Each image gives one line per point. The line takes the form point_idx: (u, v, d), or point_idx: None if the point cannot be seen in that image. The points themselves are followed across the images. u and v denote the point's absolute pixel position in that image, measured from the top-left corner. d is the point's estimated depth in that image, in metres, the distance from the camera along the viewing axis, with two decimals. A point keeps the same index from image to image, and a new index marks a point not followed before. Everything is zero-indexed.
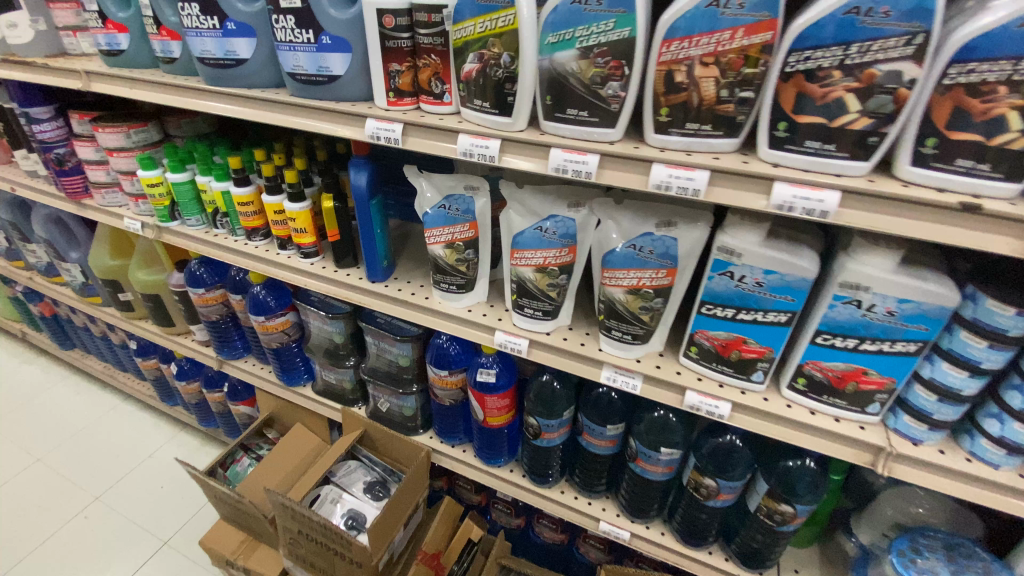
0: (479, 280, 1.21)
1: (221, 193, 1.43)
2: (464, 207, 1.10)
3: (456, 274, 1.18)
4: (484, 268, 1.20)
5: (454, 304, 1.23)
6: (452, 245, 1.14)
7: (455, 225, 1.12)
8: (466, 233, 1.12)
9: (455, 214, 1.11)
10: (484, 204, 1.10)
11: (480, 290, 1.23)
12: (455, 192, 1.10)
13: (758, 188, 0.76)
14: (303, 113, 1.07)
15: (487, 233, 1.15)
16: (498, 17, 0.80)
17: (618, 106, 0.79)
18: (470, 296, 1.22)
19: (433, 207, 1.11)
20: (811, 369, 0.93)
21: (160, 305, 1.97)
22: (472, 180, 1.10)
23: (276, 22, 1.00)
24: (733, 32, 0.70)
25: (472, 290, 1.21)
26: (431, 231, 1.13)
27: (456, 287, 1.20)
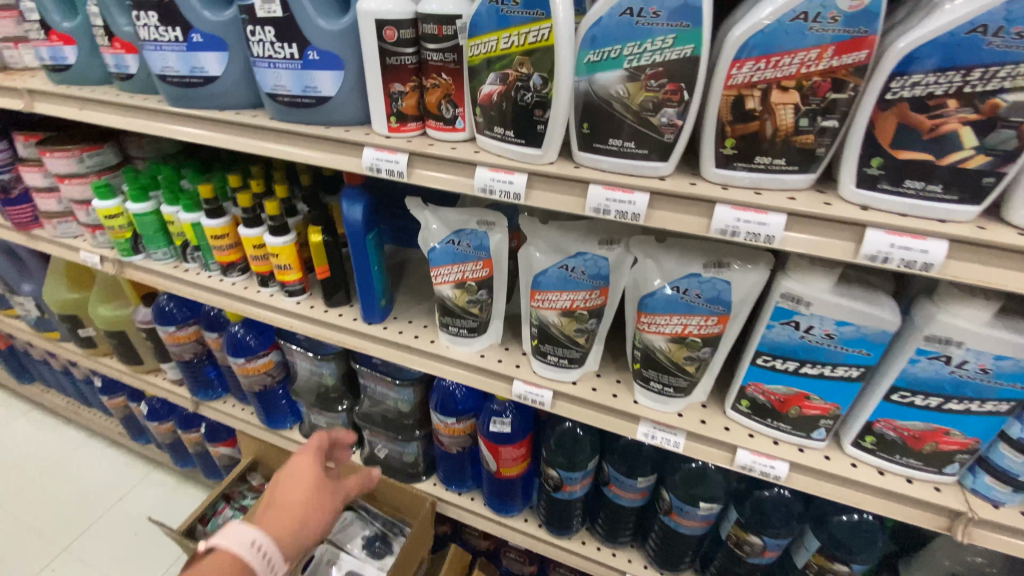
0: (492, 322, 1.07)
1: (190, 225, 1.26)
2: (477, 243, 0.96)
3: (468, 317, 1.04)
4: (498, 309, 1.06)
5: (464, 349, 1.09)
6: (463, 285, 1.00)
7: (467, 263, 0.98)
8: (479, 271, 0.98)
9: (466, 251, 0.97)
10: (500, 240, 0.97)
11: (494, 332, 1.09)
12: (465, 227, 0.96)
13: (843, 235, 0.64)
14: (287, 141, 0.91)
15: (502, 271, 1.01)
16: (526, 31, 0.66)
17: (673, 136, 0.66)
18: (482, 339, 1.08)
19: (441, 244, 0.97)
20: (883, 427, 0.82)
21: (127, 342, 1.78)
22: (486, 213, 0.96)
23: (252, 34, 0.84)
24: (821, 51, 0.58)
25: (485, 333, 1.07)
26: (438, 269, 0.99)
27: (466, 330, 1.06)
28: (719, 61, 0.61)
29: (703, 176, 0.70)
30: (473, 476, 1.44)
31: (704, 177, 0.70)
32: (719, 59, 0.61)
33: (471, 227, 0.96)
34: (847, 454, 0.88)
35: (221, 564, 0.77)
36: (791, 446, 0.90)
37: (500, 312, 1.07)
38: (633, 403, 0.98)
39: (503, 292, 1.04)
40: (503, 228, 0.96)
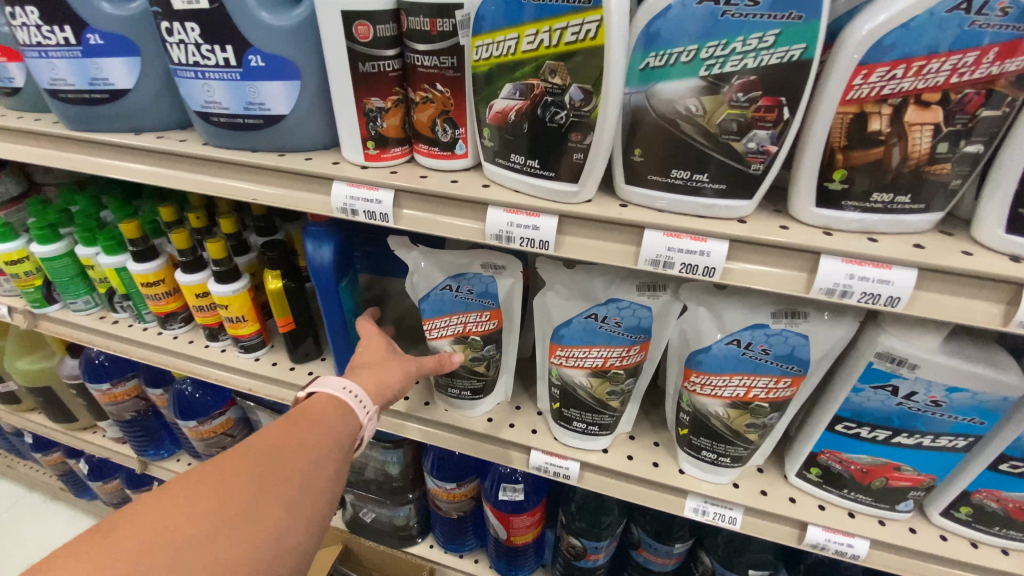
0: (501, 378, 0.89)
1: (115, 271, 1.02)
2: (482, 290, 0.77)
3: (472, 377, 0.84)
4: (508, 363, 0.87)
5: (466, 413, 0.89)
6: (465, 339, 0.81)
7: (469, 313, 0.79)
8: (484, 322, 0.80)
9: (468, 299, 0.78)
10: (512, 288, 0.78)
11: (502, 389, 0.90)
12: (467, 270, 0.77)
13: (988, 293, 0.48)
14: (231, 174, 0.70)
15: (513, 321, 0.82)
16: (561, 26, 0.48)
17: (761, 166, 0.49)
18: (489, 399, 0.89)
19: (435, 291, 0.78)
20: (984, 498, 0.68)
21: (54, 398, 1.50)
22: (496, 255, 0.77)
23: (169, 33, 0.62)
24: (981, 53, 0.42)
25: (492, 391, 0.88)
26: (433, 320, 0.81)
27: (470, 392, 0.86)
28: (836, 66, 0.45)
29: (794, 215, 0.53)
30: (476, 534, 1.24)
31: (795, 218, 0.53)
32: (835, 63, 0.44)
33: (475, 270, 0.77)
34: (934, 523, 0.74)
35: (322, 402, 0.63)
36: (869, 518, 0.75)
37: (510, 365, 0.88)
38: (677, 473, 0.82)
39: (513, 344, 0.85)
40: (516, 272, 0.77)
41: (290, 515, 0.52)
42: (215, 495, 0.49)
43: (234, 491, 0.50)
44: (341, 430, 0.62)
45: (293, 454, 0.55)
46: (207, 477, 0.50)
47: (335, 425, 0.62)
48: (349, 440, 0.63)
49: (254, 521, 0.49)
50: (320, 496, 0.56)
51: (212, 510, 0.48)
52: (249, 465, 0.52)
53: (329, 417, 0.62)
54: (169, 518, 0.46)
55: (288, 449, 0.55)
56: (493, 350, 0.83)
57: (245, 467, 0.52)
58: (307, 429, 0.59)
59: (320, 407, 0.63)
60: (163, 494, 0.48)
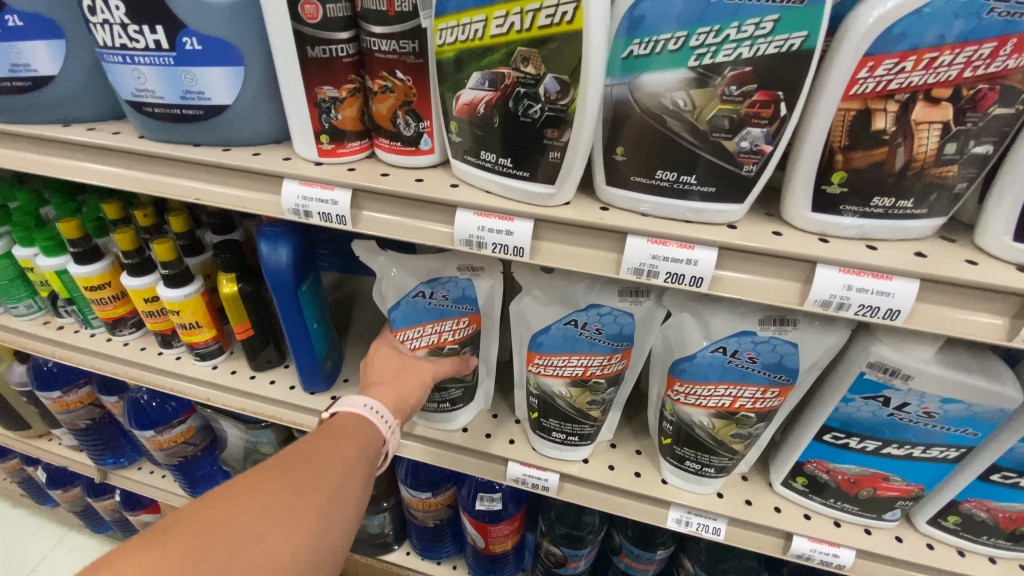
0: (480, 385, 0.84)
1: (55, 274, 0.93)
2: (459, 294, 0.72)
3: (454, 386, 0.79)
4: (487, 369, 0.83)
5: (445, 426, 0.84)
6: (442, 350, 0.74)
7: (445, 321, 0.72)
8: (464, 327, 0.74)
9: (444, 306, 0.72)
10: (493, 289, 0.73)
11: (483, 398, 0.86)
12: (441, 275, 0.71)
13: (991, 305, 0.45)
14: (172, 171, 0.63)
15: (493, 325, 0.77)
16: (534, 8, 0.42)
17: (754, 168, 0.45)
18: (469, 410, 0.84)
19: (406, 299, 0.72)
20: (973, 507, 0.66)
21: (5, 406, 1.32)
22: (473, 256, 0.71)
23: (91, 12, 0.54)
24: (998, 45, 0.38)
25: (472, 400, 0.84)
26: (404, 330, 0.73)
27: (449, 403, 0.80)
28: (838, 55, 0.40)
29: (787, 220, 0.49)
30: (454, 540, 1.20)
31: (788, 223, 0.49)
32: (839, 53, 0.40)
33: (450, 272, 0.71)
34: (921, 531, 0.72)
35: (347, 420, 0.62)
36: (854, 527, 0.73)
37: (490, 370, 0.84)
38: (660, 483, 0.79)
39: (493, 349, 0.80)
40: (496, 272, 0.72)
41: (325, 530, 0.49)
42: (253, 503, 0.47)
43: (269, 503, 0.48)
44: (366, 448, 0.60)
45: (323, 466, 0.54)
46: (242, 486, 0.48)
47: (360, 440, 0.60)
48: (373, 456, 0.61)
49: (293, 532, 0.47)
50: (351, 509, 0.54)
51: (250, 521, 0.46)
52: (279, 478, 0.50)
53: (354, 432, 0.60)
54: (205, 534, 0.44)
55: (316, 461, 0.54)
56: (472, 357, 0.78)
57: (277, 479, 0.50)
58: (335, 443, 0.57)
59: (344, 424, 0.61)
60: (199, 506, 0.46)
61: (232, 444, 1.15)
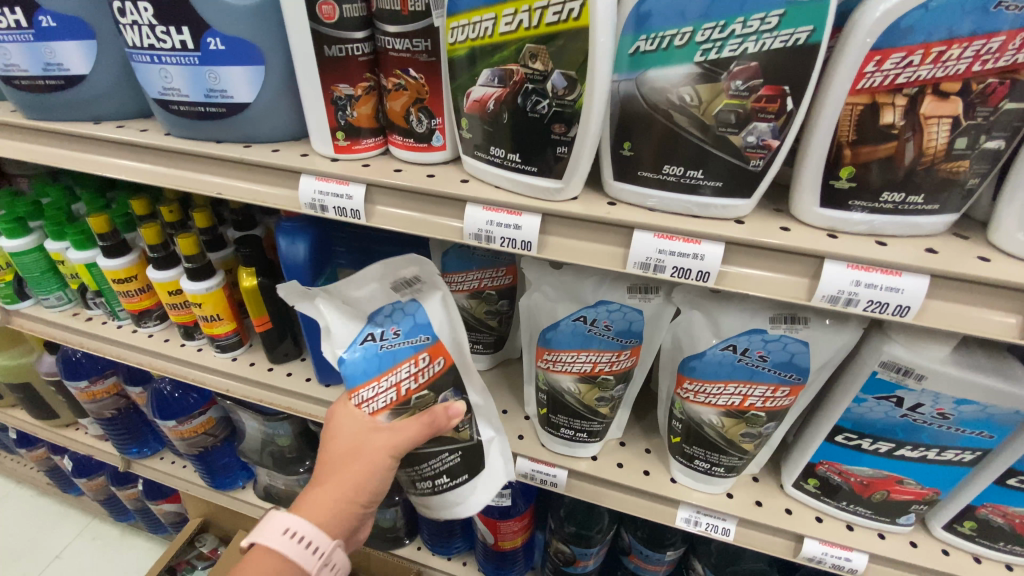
0: (490, 454, 0.71)
1: (86, 266, 0.97)
2: (410, 324, 0.63)
3: (445, 452, 0.66)
4: (491, 424, 0.71)
5: (458, 503, 0.70)
6: (408, 404, 0.62)
7: (402, 365, 0.62)
8: (428, 366, 0.63)
9: (398, 346, 0.62)
10: (437, 303, 0.65)
11: (500, 474, 0.73)
12: (386, 307, 0.63)
13: (1005, 302, 0.44)
14: (195, 166, 0.65)
15: (461, 355, 0.68)
16: (542, 5, 0.43)
17: (761, 163, 0.45)
18: (478, 487, 0.70)
19: (355, 348, 0.60)
20: (989, 513, 0.64)
21: (34, 394, 1.38)
22: (399, 265, 0.64)
23: (121, 13, 0.57)
24: (1008, 39, 0.38)
25: (480, 473, 0.70)
26: (358, 390, 0.60)
27: (447, 475, 0.68)
28: (846, 50, 0.40)
29: (795, 216, 0.49)
30: (464, 536, 1.21)
31: (797, 218, 0.49)
32: (845, 47, 0.40)
33: (388, 296, 0.63)
34: (936, 537, 0.70)
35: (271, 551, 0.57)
36: (868, 532, 0.72)
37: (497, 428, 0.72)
38: (669, 482, 0.79)
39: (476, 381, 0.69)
40: (421, 262, 0.65)
41: None
42: None
43: None
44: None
45: None
46: None
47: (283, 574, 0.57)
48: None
49: None
50: None
51: None
52: None
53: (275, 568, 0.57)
54: None
55: None
56: (454, 392, 0.67)
57: None
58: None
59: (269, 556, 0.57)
60: None
61: (250, 435, 1.18)
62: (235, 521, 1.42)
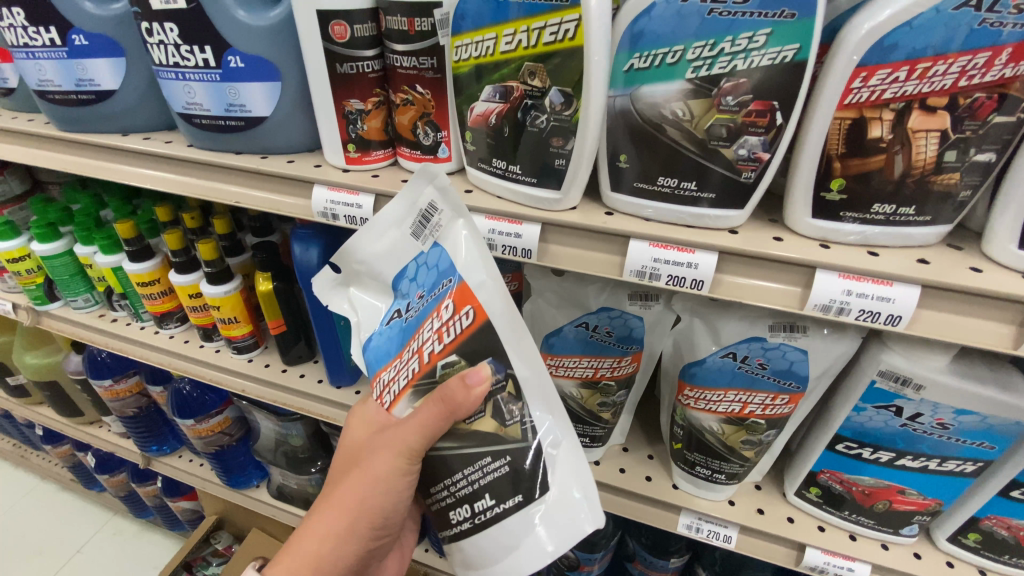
0: (555, 472, 0.48)
1: (113, 270, 1.02)
2: (431, 275, 0.49)
3: (485, 457, 0.48)
4: (552, 416, 0.49)
5: (509, 550, 0.48)
6: (433, 375, 0.48)
7: (425, 325, 0.49)
8: (453, 320, 0.47)
9: (419, 309, 0.50)
10: (462, 235, 0.48)
11: (579, 513, 0.47)
12: (407, 264, 0.51)
13: (997, 313, 0.45)
14: (215, 176, 0.69)
15: (501, 308, 0.47)
16: (539, 26, 0.46)
17: (753, 174, 0.47)
18: (540, 526, 0.47)
19: (380, 327, 0.53)
20: (993, 524, 0.64)
21: (61, 392, 1.43)
22: (411, 198, 0.51)
23: (149, 33, 0.61)
24: (993, 55, 0.38)
25: (540, 502, 0.47)
26: (380, 374, 0.53)
27: (490, 496, 0.48)
28: (833, 66, 0.42)
29: (789, 226, 0.50)
30: None
31: (790, 228, 0.50)
32: (833, 64, 0.42)
33: (408, 246, 0.51)
34: (941, 549, 0.69)
35: None
36: (871, 542, 0.71)
37: (568, 429, 0.49)
38: (671, 488, 0.79)
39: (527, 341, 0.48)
40: (429, 173, 0.48)
41: None
42: None
43: None
44: None
45: None
46: None
47: None
48: None
49: None
50: None
51: None
52: None
53: None
54: None
55: None
56: (493, 363, 0.47)
57: None
58: None
59: None
60: None
61: (265, 434, 1.22)
62: (250, 519, 1.45)
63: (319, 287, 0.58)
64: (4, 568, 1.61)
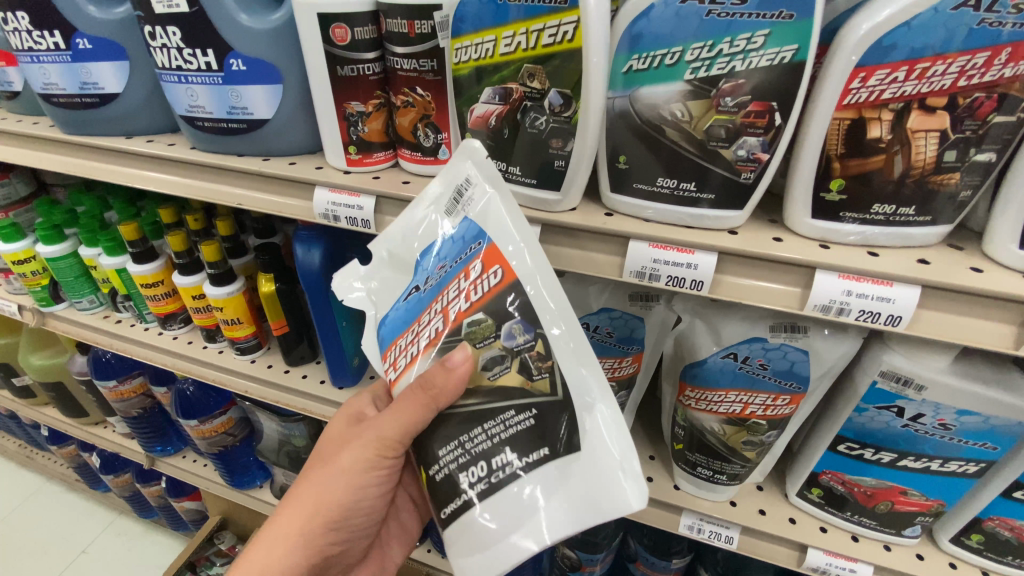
0: (587, 430, 0.42)
1: (116, 271, 1.02)
2: (456, 244, 0.48)
3: (512, 410, 0.44)
4: (587, 372, 0.44)
5: (529, 520, 0.41)
6: (457, 333, 0.46)
7: (450, 287, 0.47)
8: (481, 279, 0.45)
9: (441, 275, 0.48)
10: (495, 200, 0.47)
11: (614, 478, 0.41)
12: (434, 240, 0.51)
13: (997, 314, 0.44)
14: (218, 177, 0.69)
15: (536, 272, 0.44)
16: (538, 28, 0.46)
17: (752, 175, 0.47)
18: (567, 487, 0.41)
19: (399, 302, 0.52)
20: (996, 526, 0.64)
21: (66, 393, 1.44)
22: (452, 178, 0.51)
23: (152, 37, 0.62)
24: (992, 55, 0.38)
25: (571, 458, 0.42)
26: (398, 341, 0.51)
27: (511, 450, 0.43)
28: (832, 66, 0.42)
29: (789, 226, 0.50)
30: None
31: (791, 229, 0.50)
32: (831, 65, 0.42)
33: (439, 224, 0.51)
34: (944, 550, 0.69)
35: None
36: (873, 543, 0.71)
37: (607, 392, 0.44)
38: (672, 489, 0.79)
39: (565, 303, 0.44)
40: (471, 150, 0.49)
41: None
42: None
43: None
44: None
45: None
46: None
47: None
48: None
49: None
50: None
51: None
52: None
53: None
54: None
55: None
56: (522, 322, 0.44)
57: None
58: None
59: None
60: None
61: (268, 435, 1.22)
62: (253, 519, 1.46)
63: (337, 280, 0.56)
64: (11, 567, 1.62)
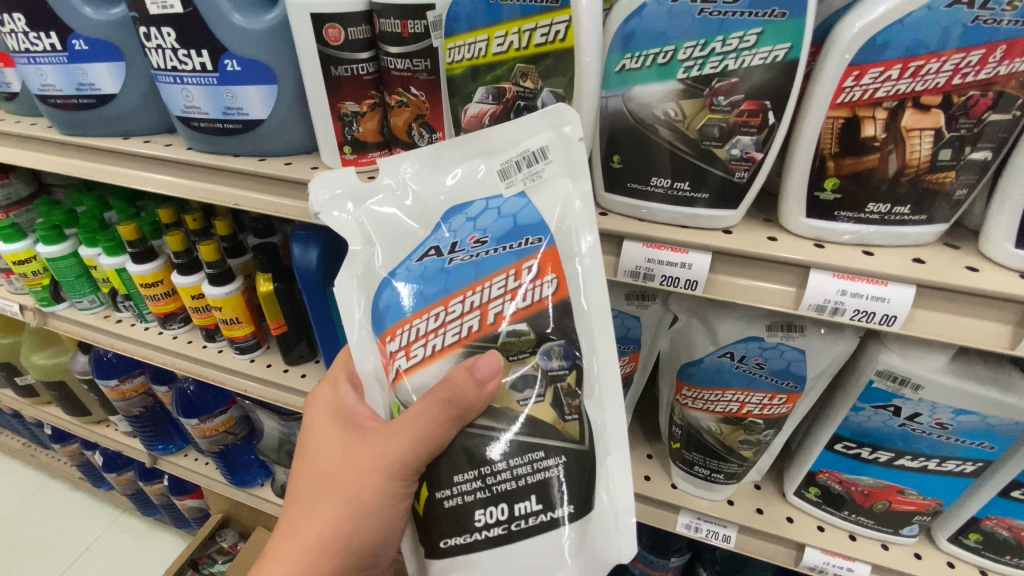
0: (603, 482, 0.46)
1: (116, 271, 1.03)
2: (507, 227, 0.47)
3: (543, 454, 0.44)
4: (608, 412, 0.47)
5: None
6: (492, 340, 0.46)
7: (494, 279, 0.46)
8: (535, 286, 0.46)
9: (485, 256, 0.46)
10: (569, 191, 0.47)
11: (615, 538, 0.46)
12: (473, 201, 0.48)
13: (992, 313, 0.44)
14: (214, 178, 0.69)
15: (585, 287, 0.47)
16: (530, 27, 0.46)
17: (746, 174, 0.46)
18: (581, 546, 0.45)
19: (413, 260, 0.47)
20: (994, 525, 0.63)
21: (68, 392, 1.45)
22: (516, 140, 0.48)
23: (147, 38, 0.62)
24: (986, 52, 0.38)
25: (585, 519, 0.45)
26: (410, 322, 0.46)
27: (536, 501, 0.44)
28: (826, 64, 0.41)
29: (784, 226, 0.50)
30: None
31: (786, 228, 0.50)
32: (825, 63, 0.41)
33: (488, 184, 0.48)
34: (942, 549, 0.69)
35: None
36: (871, 542, 0.71)
37: (621, 439, 0.47)
38: (670, 488, 0.79)
39: (608, 333, 0.48)
40: (558, 116, 0.46)
41: None
42: None
43: None
44: None
45: None
46: None
47: None
48: None
49: None
50: None
51: None
52: None
53: None
54: None
55: None
56: (564, 347, 0.46)
57: None
58: None
59: None
60: None
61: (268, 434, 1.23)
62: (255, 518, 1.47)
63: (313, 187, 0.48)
64: (17, 566, 1.64)
